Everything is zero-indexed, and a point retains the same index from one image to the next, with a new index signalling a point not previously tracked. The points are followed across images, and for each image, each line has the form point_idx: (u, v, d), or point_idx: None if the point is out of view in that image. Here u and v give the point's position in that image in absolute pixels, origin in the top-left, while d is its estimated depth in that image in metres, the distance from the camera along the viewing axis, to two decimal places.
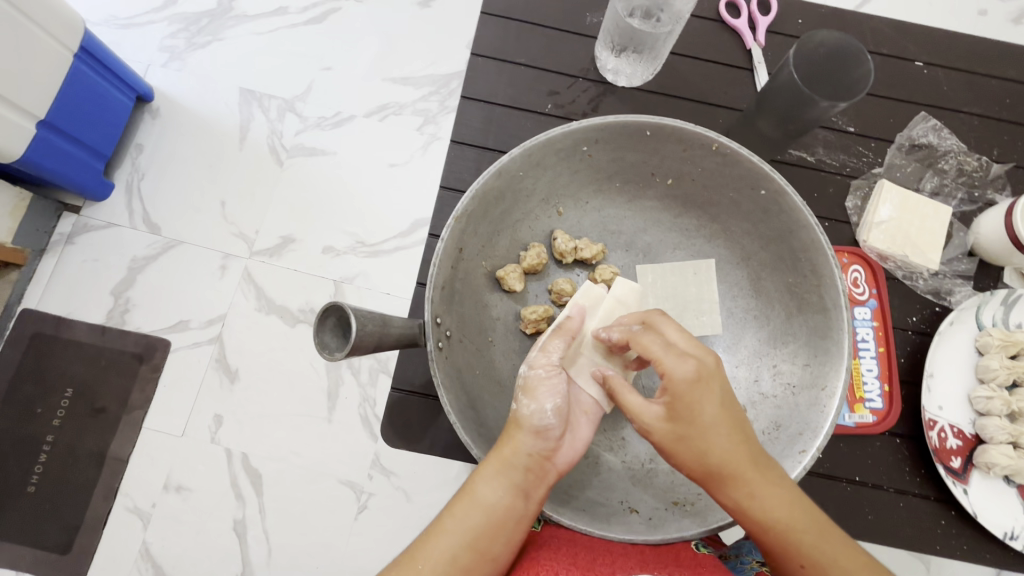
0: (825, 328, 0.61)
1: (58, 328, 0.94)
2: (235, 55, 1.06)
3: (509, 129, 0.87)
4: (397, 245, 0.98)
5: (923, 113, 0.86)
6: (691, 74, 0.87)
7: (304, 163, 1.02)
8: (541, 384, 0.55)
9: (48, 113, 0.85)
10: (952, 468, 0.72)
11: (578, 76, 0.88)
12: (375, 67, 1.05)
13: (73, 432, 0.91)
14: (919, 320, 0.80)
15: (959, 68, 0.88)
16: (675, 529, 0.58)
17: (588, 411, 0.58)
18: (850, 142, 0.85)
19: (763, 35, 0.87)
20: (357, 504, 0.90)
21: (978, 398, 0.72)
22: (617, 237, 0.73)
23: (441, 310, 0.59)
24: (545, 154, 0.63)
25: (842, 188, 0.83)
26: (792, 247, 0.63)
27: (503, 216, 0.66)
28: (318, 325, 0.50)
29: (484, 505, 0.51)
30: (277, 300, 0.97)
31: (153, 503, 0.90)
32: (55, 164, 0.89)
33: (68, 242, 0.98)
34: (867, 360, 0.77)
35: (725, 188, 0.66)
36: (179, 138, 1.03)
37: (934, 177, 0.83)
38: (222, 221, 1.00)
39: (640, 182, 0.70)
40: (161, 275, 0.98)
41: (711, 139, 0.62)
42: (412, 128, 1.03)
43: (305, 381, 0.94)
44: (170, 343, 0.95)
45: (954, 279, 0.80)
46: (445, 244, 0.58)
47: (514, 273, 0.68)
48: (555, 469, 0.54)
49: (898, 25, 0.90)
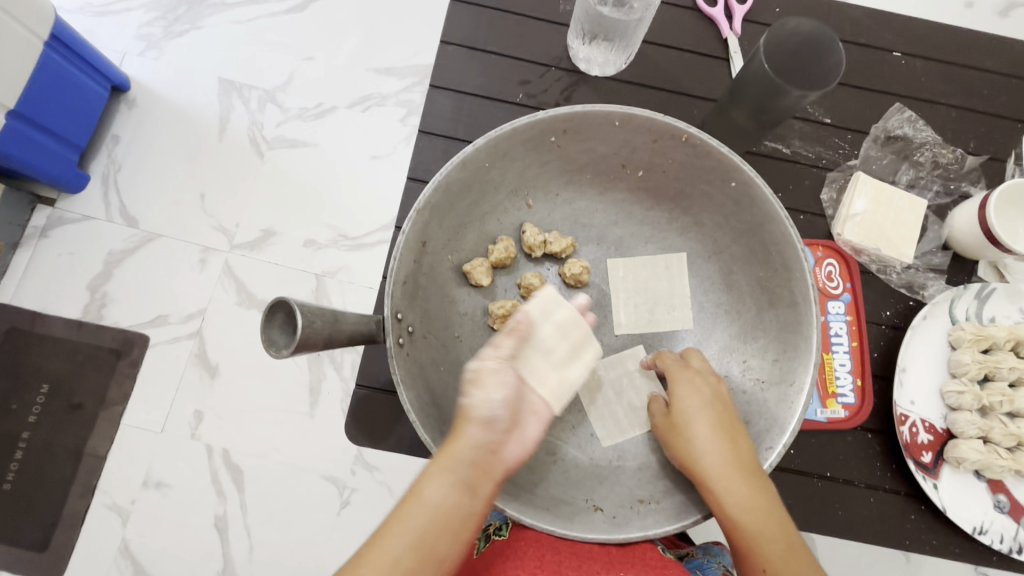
0: (794, 323, 0.61)
1: (34, 323, 0.93)
2: (211, 44, 1.04)
3: (485, 120, 0.86)
4: (380, 238, 0.97)
5: (898, 104, 0.86)
6: (668, 64, 0.86)
7: (285, 154, 1.00)
8: (490, 376, 0.54)
9: (18, 103, 0.83)
10: (923, 462, 0.72)
11: (550, 66, 0.87)
12: (353, 56, 1.04)
13: (49, 429, 0.90)
14: (892, 314, 0.79)
15: (938, 59, 0.88)
16: (639, 528, 0.57)
17: (538, 411, 0.56)
18: (826, 134, 0.84)
19: (740, 25, 0.86)
20: (340, 499, 0.89)
21: (949, 392, 0.72)
22: (588, 230, 0.72)
23: (403, 306, 0.58)
24: (511, 145, 0.62)
25: (818, 180, 0.83)
26: (763, 241, 0.63)
27: (470, 210, 0.66)
28: (266, 323, 0.48)
29: (430, 506, 0.49)
30: (257, 294, 0.95)
31: (133, 500, 0.89)
32: (26, 156, 0.86)
33: (43, 235, 0.96)
34: (839, 354, 0.76)
35: (697, 181, 0.65)
36: (155, 128, 1.01)
37: (910, 169, 0.83)
38: (202, 214, 0.98)
39: (611, 174, 0.69)
40: (139, 268, 0.96)
41: (681, 130, 0.61)
42: (394, 120, 1.01)
43: (286, 376, 0.93)
44: (149, 339, 0.94)
45: (927, 272, 0.80)
46: (407, 237, 0.57)
47: (481, 267, 0.67)
48: (502, 465, 0.53)
49: (877, 15, 0.89)
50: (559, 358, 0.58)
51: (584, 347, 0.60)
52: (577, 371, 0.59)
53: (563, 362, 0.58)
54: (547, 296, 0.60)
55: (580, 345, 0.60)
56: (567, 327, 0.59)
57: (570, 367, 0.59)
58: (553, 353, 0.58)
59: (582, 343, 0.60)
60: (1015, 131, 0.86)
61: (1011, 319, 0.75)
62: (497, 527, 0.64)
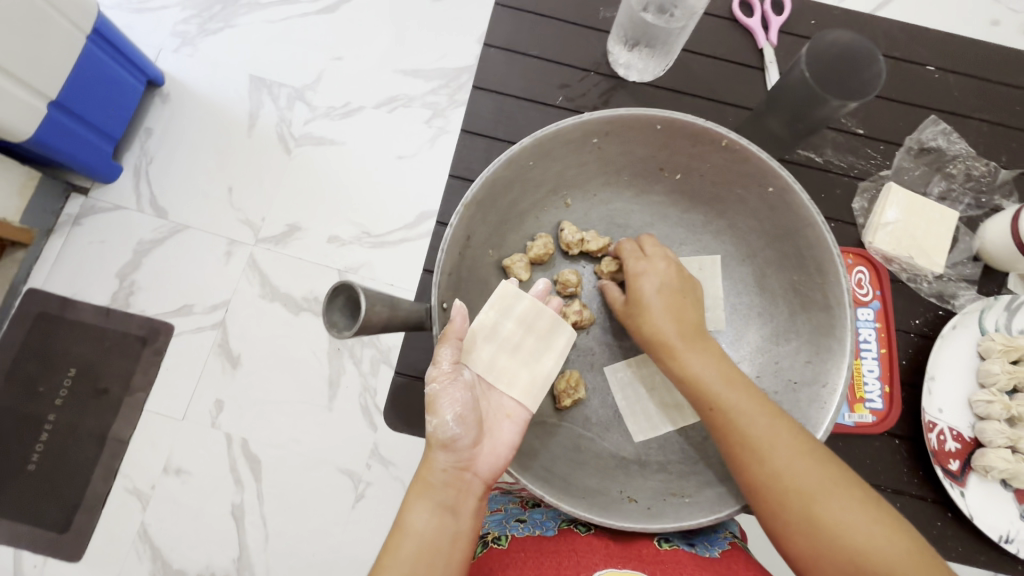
0: (828, 327, 0.61)
1: (64, 309, 0.95)
2: (247, 42, 1.07)
3: (519, 121, 0.87)
4: (403, 236, 0.99)
5: (933, 116, 0.86)
6: (702, 71, 0.87)
7: (312, 152, 1.02)
8: (441, 397, 0.53)
9: (59, 94, 0.86)
10: (950, 469, 0.72)
11: (590, 70, 0.88)
12: (385, 57, 1.06)
13: (75, 412, 0.92)
14: (922, 323, 0.79)
15: (970, 74, 0.88)
16: (674, 519, 0.57)
17: (511, 414, 0.57)
18: (859, 144, 0.85)
19: (776, 35, 0.87)
20: (355, 492, 0.90)
21: (978, 402, 0.72)
22: (624, 230, 0.73)
23: (447, 296, 0.59)
24: (555, 144, 0.63)
25: (849, 190, 0.83)
26: (798, 245, 0.63)
27: (510, 207, 0.66)
28: (327, 306, 0.47)
29: (415, 535, 0.50)
30: (281, 288, 0.97)
31: (153, 485, 0.90)
32: (64, 146, 0.89)
33: (76, 223, 0.99)
34: (868, 360, 0.76)
35: (734, 185, 0.66)
36: (188, 123, 1.03)
37: (942, 181, 0.83)
38: (230, 207, 1.00)
39: (648, 176, 0.70)
40: (167, 258, 0.98)
41: (721, 134, 0.61)
42: (420, 121, 1.03)
43: (306, 368, 0.94)
44: (174, 327, 0.96)
45: (959, 282, 0.80)
46: (453, 232, 0.58)
47: (521, 263, 0.68)
48: (479, 478, 0.54)
49: (912, 29, 0.90)
50: (523, 353, 0.59)
51: (552, 336, 0.60)
52: (548, 363, 0.60)
53: (530, 357, 0.59)
54: (508, 291, 0.59)
55: (549, 334, 0.60)
56: (529, 320, 0.59)
57: (540, 360, 0.59)
58: (518, 348, 0.59)
59: (551, 332, 0.60)
60: None
61: None
62: (496, 535, 0.62)
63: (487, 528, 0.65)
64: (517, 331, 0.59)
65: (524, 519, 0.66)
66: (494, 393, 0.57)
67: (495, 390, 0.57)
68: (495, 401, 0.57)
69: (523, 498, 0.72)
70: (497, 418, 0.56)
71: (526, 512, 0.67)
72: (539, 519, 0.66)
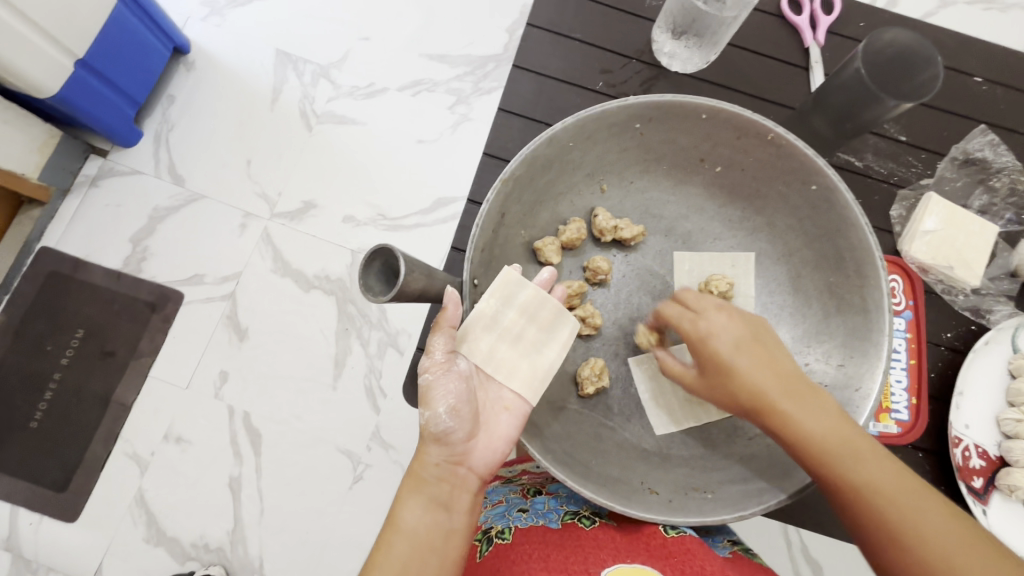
0: (864, 329, 0.61)
1: (75, 270, 0.95)
2: (278, 13, 1.06)
3: (559, 104, 0.87)
4: (418, 221, 0.98)
5: (982, 127, 0.84)
6: (745, 67, 0.86)
7: (334, 130, 1.02)
8: (434, 389, 0.53)
9: (86, 53, 0.85)
10: (974, 487, 0.70)
11: (633, 58, 0.87)
12: (417, 38, 1.05)
13: (80, 373, 0.92)
14: (953, 337, 0.78)
15: (1017, 88, 0.87)
16: (695, 511, 0.57)
17: (509, 406, 0.55)
18: (900, 151, 0.83)
19: (823, 35, 0.86)
20: (354, 474, 0.90)
21: (1006, 420, 0.70)
22: (658, 221, 0.72)
23: (479, 272, 0.59)
24: (597, 127, 0.62)
25: (887, 197, 0.82)
26: (838, 247, 0.62)
27: (548, 187, 0.66)
28: (363, 268, 0.46)
29: (407, 532, 0.49)
30: (293, 264, 0.97)
31: (152, 451, 0.90)
32: (87, 105, 0.89)
33: (93, 185, 0.98)
34: (897, 371, 0.75)
35: (775, 181, 0.65)
36: (211, 91, 1.03)
37: (983, 195, 0.82)
38: (247, 179, 1.00)
39: (688, 168, 0.69)
40: (182, 226, 0.98)
41: (768, 128, 0.61)
42: (443, 107, 1.02)
43: (313, 346, 0.94)
44: (183, 296, 0.95)
45: (996, 297, 0.78)
46: (490, 206, 0.58)
47: (552, 246, 0.67)
48: (473, 472, 0.54)
49: (961, 38, 0.88)
50: (524, 344, 0.57)
51: (556, 326, 0.57)
52: (550, 354, 0.57)
53: (532, 348, 0.57)
54: (511, 277, 0.56)
55: (552, 324, 0.57)
56: (532, 309, 0.57)
57: (542, 352, 0.57)
58: (519, 338, 0.57)
59: (554, 322, 0.57)
60: None
61: None
62: (500, 529, 0.61)
63: (490, 521, 0.64)
64: (527, 312, 0.57)
65: (526, 509, 0.65)
66: (492, 384, 0.56)
67: (494, 382, 0.56)
68: (494, 394, 0.56)
69: (523, 486, 0.70)
70: (494, 410, 0.55)
71: (528, 502, 0.66)
72: (542, 508, 0.65)
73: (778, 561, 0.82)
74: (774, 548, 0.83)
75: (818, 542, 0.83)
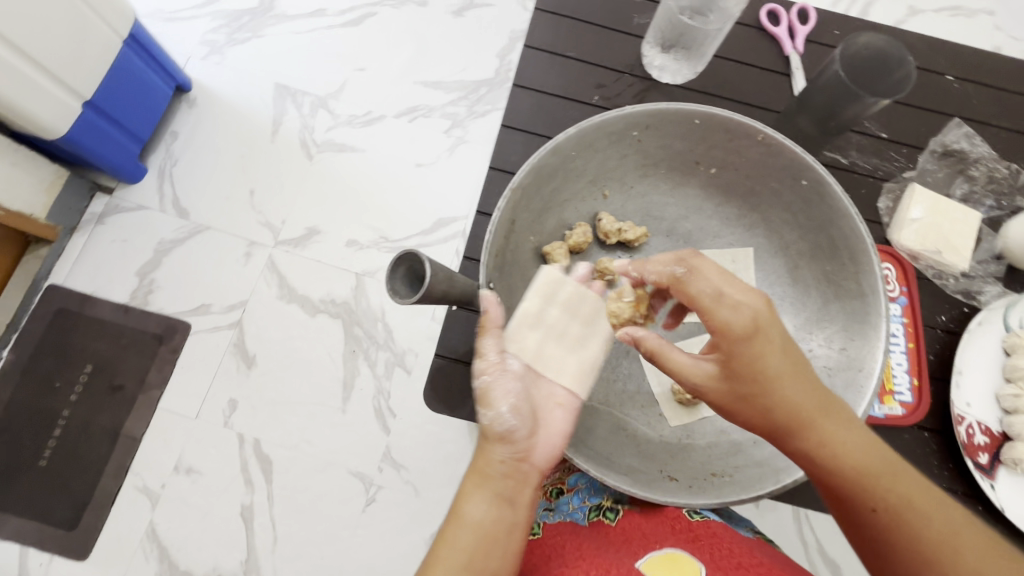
0: (863, 313, 0.63)
1: (83, 306, 0.96)
2: (276, 50, 1.10)
3: (554, 118, 0.90)
4: (419, 242, 1.00)
5: (957, 120, 0.88)
6: (729, 75, 0.90)
7: (334, 158, 1.05)
8: (494, 389, 0.55)
9: (94, 95, 0.88)
10: (980, 463, 0.71)
11: (624, 72, 0.91)
12: (411, 67, 1.09)
13: (89, 408, 0.92)
14: (947, 319, 0.80)
15: (988, 84, 0.91)
16: (718, 494, 0.57)
17: (562, 402, 0.58)
18: (883, 147, 0.86)
19: (802, 43, 0.90)
20: (366, 496, 0.90)
21: (1005, 396, 0.71)
22: (659, 223, 0.74)
23: (494, 276, 0.62)
24: (598, 136, 0.65)
25: (874, 190, 0.85)
26: (831, 237, 0.65)
27: (553, 195, 0.68)
28: (390, 273, 0.50)
29: (473, 524, 0.52)
30: (299, 290, 0.98)
31: (163, 484, 0.90)
32: (94, 145, 0.91)
33: (99, 222, 1.00)
34: (896, 355, 0.77)
35: (769, 178, 0.68)
36: (213, 125, 1.06)
37: (964, 183, 0.85)
38: (251, 210, 1.02)
39: (685, 171, 0.72)
40: (188, 257, 0.99)
41: (757, 129, 0.64)
42: (440, 131, 1.06)
43: (321, 369, 0.95)
44: (191, 326, 0.96)
45: (985, 279, 0.80)
46: (501, 214, 0.60)
47: (560, 249, 0.69)
48: (535, 468, 0.55)
49: (931, 41, 0.93)
50: (570, 340, 0.60)
51: (596, 320, 0.62)
52: (595, 348, 0.61)
53: (577, 343, 0.60)
54: (552, 275, 0.62)
55: (592, 319, 0.62)
56: (573, 305, 0.61)
57: (586, 347, 0.61)
58: (563, 335, 0.60)
59: (594, 316, 0.62)
60: None
61: None
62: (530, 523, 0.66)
63: None
64: (569, 308, 0.61)
65: (552, 507, 0.67)
66: (544, 381, 0.58)
67: (544, 378, 0.58)
68: (546, 390, 0.58)
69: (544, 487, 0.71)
70: (548, 405, 0.58)
71: (553, 502, 0.68)
72: (566, 509, 0.66)
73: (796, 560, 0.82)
74: (792, 547, 0.83)
75: (833, 540, 0.83)
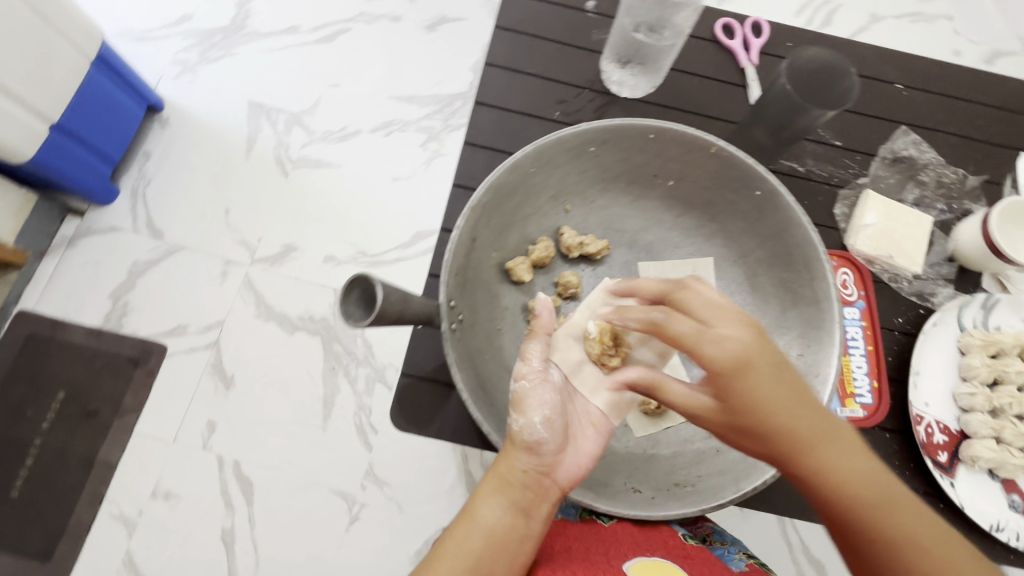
0: (818, 320, 0.64)
1: (54, 330, 0.94)
2: (249, 67, 1.10)
3: (518, 134, 0.95)
4: (398, 255, 1.00)
5: (903, 128, 0.93)
6: (687, 88, 0.94)
7: (309, 174, 1.04)
8: (530, 397, 0.58)
9: (61, 117, 0.87)
10: (939, 461, 0.75)
11: (584, 87, 0.95)
12: (385, 83, 1.09)
13: (63, 435, 0.90)
14: (905, 321, 0.83)
15: (935, 92, 0.96)
16: (677, 506, 0.62)
17: (596, 422, 0.63)
18: (837, 155, 0.90)
19: (756, 55, 0.95)
20: (349, 515, 0.89)
21: (961, 395, 0.75)
22: (620, 235, 0.76)
23: (455, 295, 0.64)
24: (555, 152, 0.66)
25: (830, 197, 0.88)
26: (786, 245, 0.67)
27: (514, 212, 0.70)
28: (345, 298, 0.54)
29: (484, 526, 0.54)
30: (276, 308, 0.97)
31: (140, 510, 0.88)
32: (62, 166, 0.90)
33: (70, 245, 0.99)
34: (857, 357, 0.79)
35: (725, 189, 0.69)
36: (185, 144, 1.05)
37: (915, 188, 0.89)
38: (226, 228, 1.01)
39: (644, 183, 0.73)
40: (162, 278, 0.98)
41: (710, 141, 0.65)
42: (415, 144, 1.06)
43: (301, 388, 0.94)
44: (167, 348, 0.95)
45: (937, 280, 0.84)
46: (458, 234, 0.61)
47: (522, 265, 0.71)
48: (557, 485, 0.58)
49: (881, 51, 0.99)
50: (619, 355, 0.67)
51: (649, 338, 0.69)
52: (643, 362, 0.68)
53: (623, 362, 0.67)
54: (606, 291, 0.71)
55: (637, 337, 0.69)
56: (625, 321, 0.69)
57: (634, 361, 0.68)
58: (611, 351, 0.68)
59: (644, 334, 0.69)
60: (1009, 158, 0.93)
61: (1016, 328, 0.78)
62: None
63: None
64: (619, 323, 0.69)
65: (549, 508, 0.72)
66: (579, 399, 0.64)
67: (580, 396, 0.64)
68: (581, 409, 0.63)
69: None
70: (581, 424, 0.62)
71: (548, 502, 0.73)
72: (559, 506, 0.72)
73: (780, 563, 0.83)
74: (775, 550, 0.83)
75: (818, 540, 0.84)
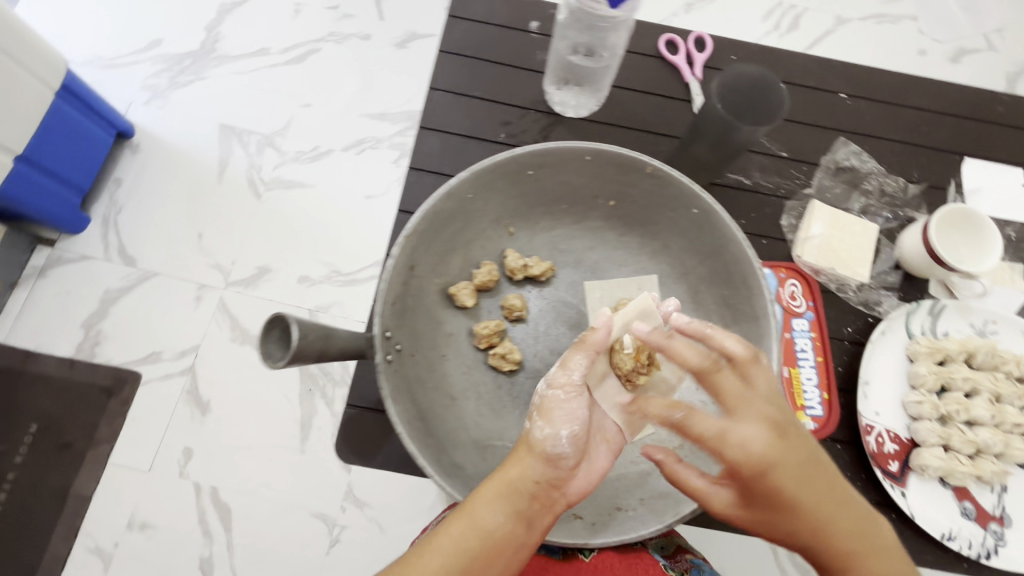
0: (756, 335, 0.67)
1: (26, 362, 0.93)
2: (220, 90, 1.10)
3: (464, 155, 0.96)
4: (372, 273, 1.00)
5: (842, 138, 0.94)
6: (633, 106, 0.96)
7: (282, 195, 1.04)
8: (558, 408, 0.59)
9: (26, 148, 0.87)
10: (890, 471, 0.77)
11: (529, 108, 0.97)
12: (355, 101, 1.10)
13: (36, 469, 0.89)
14: (854, 330, 0.86)
15: (879, 100, 0.97)
16: (618, 533, 0.64)
17: (610, 439, 0.63)
18: (783, 165, 0.92)
19: (700, 70, 0.97)
20: (329, 538, 0.88)
21: (909, 403, 0.78)
22: (567, 255, 0.80)
23: (391, 324, 0.65)
24: (492, 177, 0.69)
25: (777, 209, 0.90)
26: (723, 263, 0.70)
27: (455, 237, 0.73)
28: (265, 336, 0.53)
29: (483, 528, 0.51)
30: (251, 331, 0.97)
31: (116, 543, 0.87)
32: (28, 198, 0.89)
33: (41, 275, 0.98)
34: (806, 368, 0.80)
35: (663, 208, 0.73)
36: (157, 170, 1.05)
37: (860, 197, 0.91)
38: (200, 252, 1.00)
39: (585, 205, 0.77)
40: (136, 305, 0.97)
41: (645, 162, 0.68)
42: (388, 161, 1.06)
43: (278, 411, 0.93)
44: (141, 376, 0.94)
45: (881, 289, 0.87)
46: (396, 260, 0.64)
47: (466, 290, 0.75)
48: (565, 498, 0.57)
49: (825, 62, 0.99)
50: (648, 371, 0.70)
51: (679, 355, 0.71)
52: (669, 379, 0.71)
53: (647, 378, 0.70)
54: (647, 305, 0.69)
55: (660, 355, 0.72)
56: None
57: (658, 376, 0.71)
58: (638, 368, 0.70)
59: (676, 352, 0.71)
60: (955, 163, 0.95)
61: (963, 333, 0.81)
62: None
63: None
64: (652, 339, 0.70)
65: None
66: (599, 414, 0.64)
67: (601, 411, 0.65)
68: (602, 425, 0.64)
69: None
70: (597, 439, 0.62)
71: None
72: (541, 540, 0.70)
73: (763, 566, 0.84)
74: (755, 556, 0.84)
75: None
